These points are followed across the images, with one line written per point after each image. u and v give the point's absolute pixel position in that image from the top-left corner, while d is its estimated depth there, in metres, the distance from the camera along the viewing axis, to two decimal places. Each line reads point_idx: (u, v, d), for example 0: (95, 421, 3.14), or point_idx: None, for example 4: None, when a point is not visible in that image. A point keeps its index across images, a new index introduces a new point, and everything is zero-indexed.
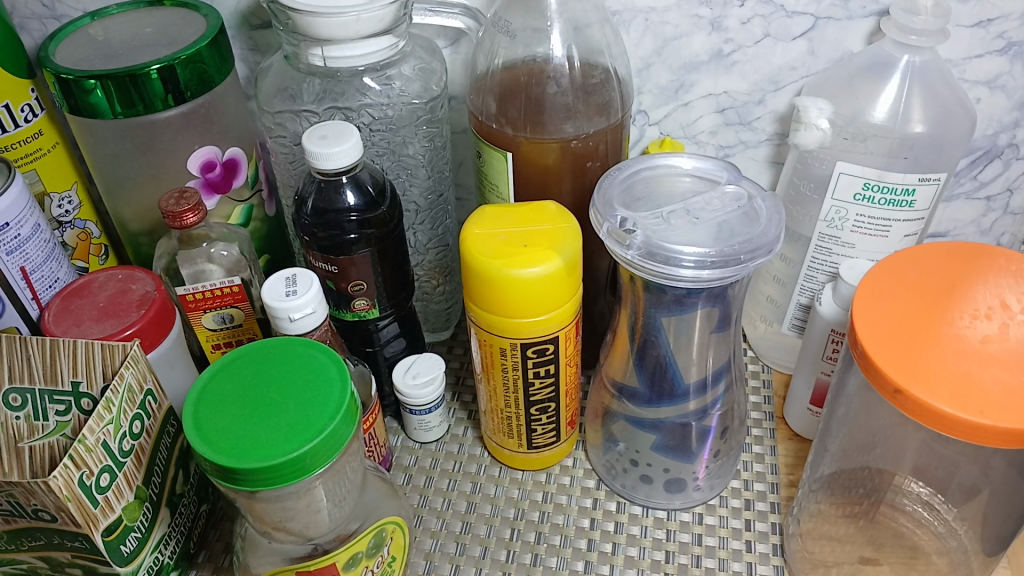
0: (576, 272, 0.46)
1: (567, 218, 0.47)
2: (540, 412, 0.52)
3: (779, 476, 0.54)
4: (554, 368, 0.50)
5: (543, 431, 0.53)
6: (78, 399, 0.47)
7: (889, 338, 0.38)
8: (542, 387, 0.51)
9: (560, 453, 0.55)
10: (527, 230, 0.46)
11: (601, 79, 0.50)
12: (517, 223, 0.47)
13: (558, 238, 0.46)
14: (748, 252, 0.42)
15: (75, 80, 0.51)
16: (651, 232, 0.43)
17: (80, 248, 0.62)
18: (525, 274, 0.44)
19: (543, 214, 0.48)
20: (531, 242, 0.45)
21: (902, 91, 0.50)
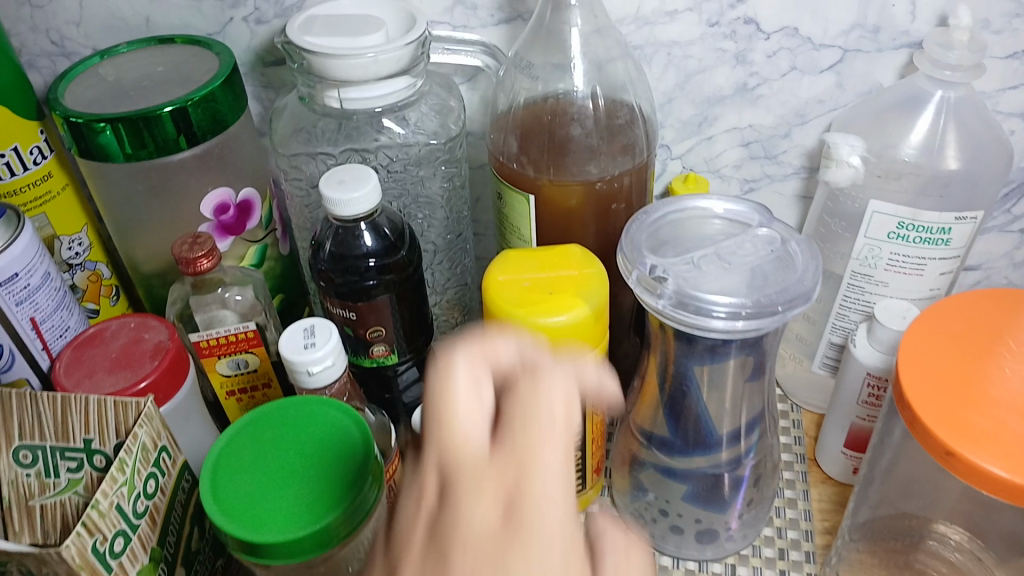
0: (604, 318, 0.45)
1: (592, 262, 0.46)
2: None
3: (812, 522, 0.53)
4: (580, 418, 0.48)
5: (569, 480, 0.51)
6: (90, 457, 0.46)
7: (937, 395, 0.37)
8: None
9: (586, 500, 0.54)
10: (552, 277, 0.45)
11: (626, 119, 0.48)
12: (542, 269, 0.45)
13: (584, 284, 0.44)
14: (785, 302, 0.40)
15: (85, 123, 0.50)
16: (683, 281, 0.42)
17: (90, 290, 0.61)
18: (553, 322, 0.42)
19: (568, 258, 0.46)
20: (557, 288, 0.44)
21: (935, 125, 0.48)
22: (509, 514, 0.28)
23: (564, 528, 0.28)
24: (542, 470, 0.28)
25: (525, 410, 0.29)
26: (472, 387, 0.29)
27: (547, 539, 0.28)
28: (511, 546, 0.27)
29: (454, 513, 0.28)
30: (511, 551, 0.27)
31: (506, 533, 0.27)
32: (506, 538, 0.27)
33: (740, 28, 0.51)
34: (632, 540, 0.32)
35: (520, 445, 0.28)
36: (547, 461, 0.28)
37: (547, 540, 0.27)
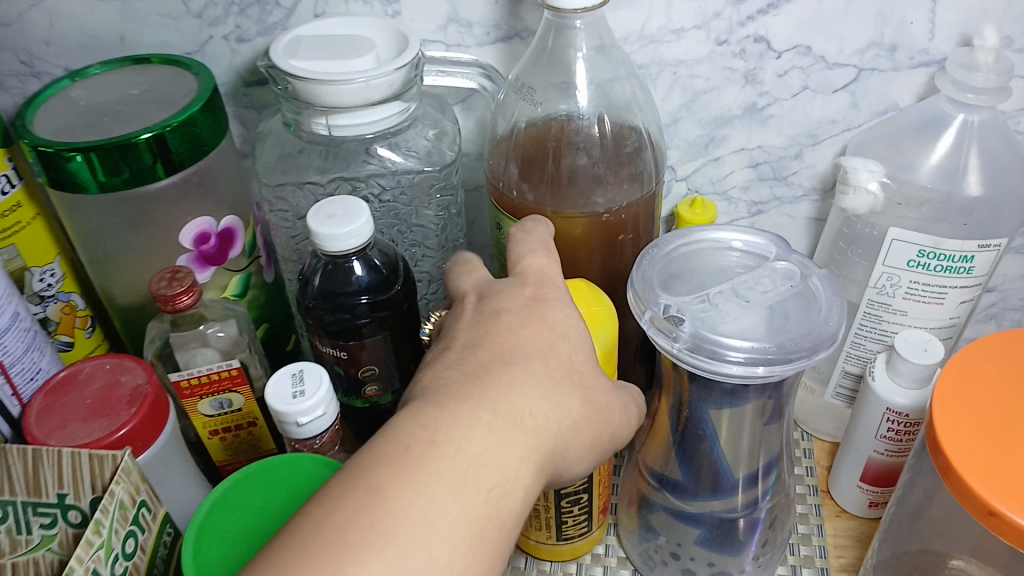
0: (613, 356, 0.42)
1: (599, 297, 0.42)
2: (571, 505, 0.47)
3: (828, 560, 0.50)
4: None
5: (575, 523, 0.48)
6: (64, 511, 0.43)
7: (972, 446, 0.35)
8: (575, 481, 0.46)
9: (592, 541, 0.51)
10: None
11: (634, 147, 0.46)
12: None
13: (593, 325, 0.41)
14: (811, 346, 0.38)
15: (55, 152, 0.47)
16: (699, 323, 0.39)
17: (65, 322, 0.57)
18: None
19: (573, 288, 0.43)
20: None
21: (956, 148, 0.46)
22: (514, 331, 0.36)
23: (563, 363, 0.36)
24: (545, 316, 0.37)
25: (528, 279, 0.39)
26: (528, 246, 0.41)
27: (544, 363, 0.35)
28: (513, 355, 0.35)
29: (484, 327, 0.36)
30: (511, 359, 0.35)
31: (512, 341, 0.35)
32: (511, 341, 0.35)
33: (750, 46, 0.48)
34: (618, 392, 0.39)
35: (535, 303, 0.38)
36: (548, 313, 0.37)
37: (546, 364, 0.35)
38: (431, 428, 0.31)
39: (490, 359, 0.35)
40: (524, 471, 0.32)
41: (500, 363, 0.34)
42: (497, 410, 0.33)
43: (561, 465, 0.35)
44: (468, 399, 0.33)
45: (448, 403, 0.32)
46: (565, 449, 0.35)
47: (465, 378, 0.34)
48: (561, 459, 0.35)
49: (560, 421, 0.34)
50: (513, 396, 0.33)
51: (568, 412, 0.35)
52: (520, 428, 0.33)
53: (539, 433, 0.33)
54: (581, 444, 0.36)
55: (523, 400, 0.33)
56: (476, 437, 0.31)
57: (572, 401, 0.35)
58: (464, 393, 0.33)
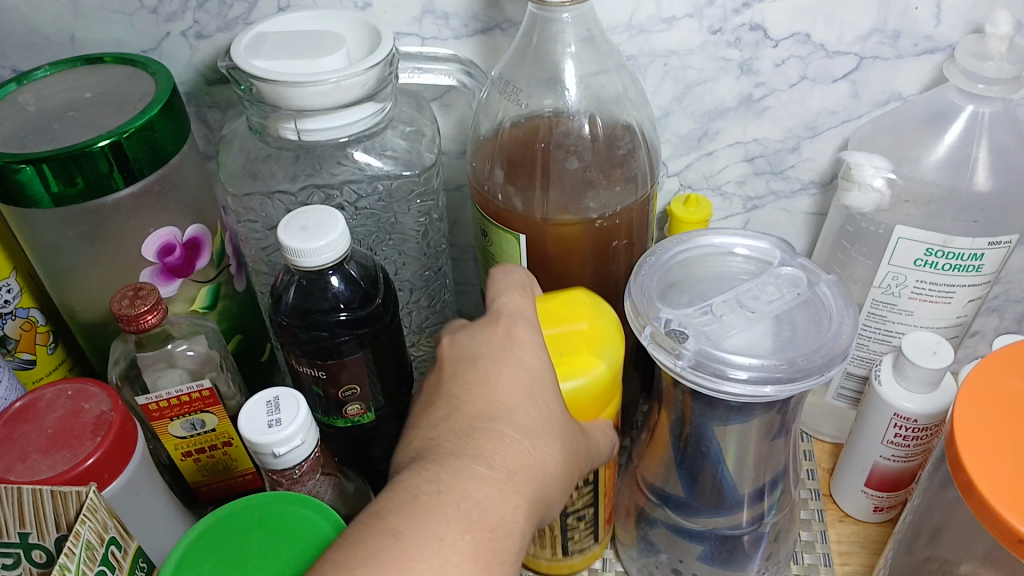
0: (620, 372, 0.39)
1: (602, 308, 0.40)
2: (576, 520, 0.45)
3: (833, 567, 0.48)
4: (594, 476, 0.43)
5: (578, 538, 0.46)
6: (27, 551, 0.40)
7: (999, 469, 0.33)
8: (581, 496, 0.43)
9: (592, 556, 0.48)
10: (561, 331, 0.39)
11: (628, 147, 0.43)
12: (547, 321, 0.39)
13: (599, 338, 0.38)
14: (824, 360, 0.36)
15: (2, 165, 0.43)
16: (704, 339, 0.37)
17: (25, 339, 0.53)
18: (571, 389, 0.37)
19: (576, 302, 0.40)
20: (569, 347, 0.38)
21: (965, 141, 0.43)
22: (500, 376, 0.35)
23: (551, 401, 0.35)
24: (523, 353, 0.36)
25: (505, 320, 0.37)
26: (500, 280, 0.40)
27: (533, 404, 0.34)
28: (501, 401, 0.34)
29: (465, 379, 0.35)
30: (501, 406, 0.34)
31: (497, 387, 0.35)
32: (497, 387, 0.35)
33: (745, 35, 0.45)
34: (601, 424, 0.39)
35: (509, 343, 0.36)
36: (530, 349, 0.36)
37: (533, 405, 0.34)
38: (437, 480, 0.31)
39: (481, 410, 0.34)
40: (527, 515, 0.32)
41: (491, 411, 0.34)
42: (494, 459, 0.32)
43: (551, 507, 0.35)
44: (466, 451, 0.32)
45: (445, 461, 0.32)
46: (556, 492, 0.35)
47: (457, 432, 0.33)
48: (551, 503, 0.34)
49: (552, 461, 0.34)
50: (507, 444, 0.33)
51: (558, 453, 0.34)
52: (519, 473, 0.32)
53: (536, 474, 0.33)
54: (568, 484, 0.36)
55: (517, 446, 0.33)
56: (485, 488, 0.31)
57: (560, 440, 0.35)
58: (460, 446, 0.32)
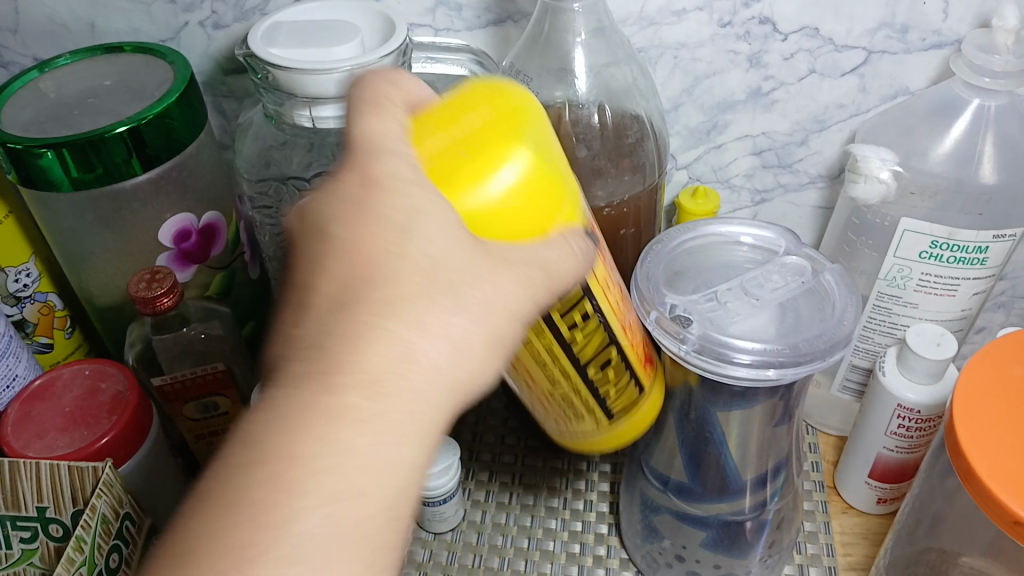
0: (553, 167, 0.31)
1: (500, 90, 0.31)
2: (604, 374, 0.37)
3: (836, 558, 0.49)
4: (593, 304, 0.35)
5: (618, 393, 0.38)
6: (44, 526, 0.41)
7: (998, 453, 0.33)
8: (590, 335, 0.36)
9: (654, 404, 0.41)
10: (454, 127, 0.30)
11: (636, 136, 0.44)
12: (435, 123, 0.30)
13: (508, 123, 0.30)
14: (827, 346, 0.37)
15: (24, 149, 0.44)
16: (708, 323, 0.38)
17: (43, 323, 0.54)
18: (501, 190, 0.29)
19: (465, 91, 0.31)
20: (469, 143, 0.29)
21: (973, 134, 0.44)
22: (357, 234, 0.27)
23: (436, 252, 0.27)
24: (383, 198, 0.27)
25: (364, 157, 0.28)
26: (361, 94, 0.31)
27: (406, 266, 0.26)
28: (360, 272, 0.26)
29: (313, 252, 0.27)
30: (360, 277, 0.26)
31: (354, 251, 0.26)
32: (351, 258, 0.26)
33: (755, 28, 0.46)
34: (547, 246, 0.30)
35: (370, 181, 0.27)
36: (398, 183, 0.27)
37: (405, 269, 0.26)
38: (262, 447, 0.25)
39: (332, 299, 0.26)
40: (411, 429, 0.26)
41: (343, 297, 0.26)
42: (349, 374, 0.25)
43: (476, 376, 0.28)
44: (311, 374, 0.25)
45: (281, 398, 0.25)
46: (473, 363, 0.28)
47: (306, 336, 0.26)
48: (472, 374, 0.28)
49: (446, 338, 0.27)
50: (366, 339, 0.25)
51: (456, 320, 0.27)
52: (386, 386, 0.26)
53: (420, 380, 0.26)
54: (498, 347, 0.29)
55: (383, 339, 0.26)
56: (332, 434, 0.25)
57: (460, 305, 0.27)
58: (303, 365, 0.26)
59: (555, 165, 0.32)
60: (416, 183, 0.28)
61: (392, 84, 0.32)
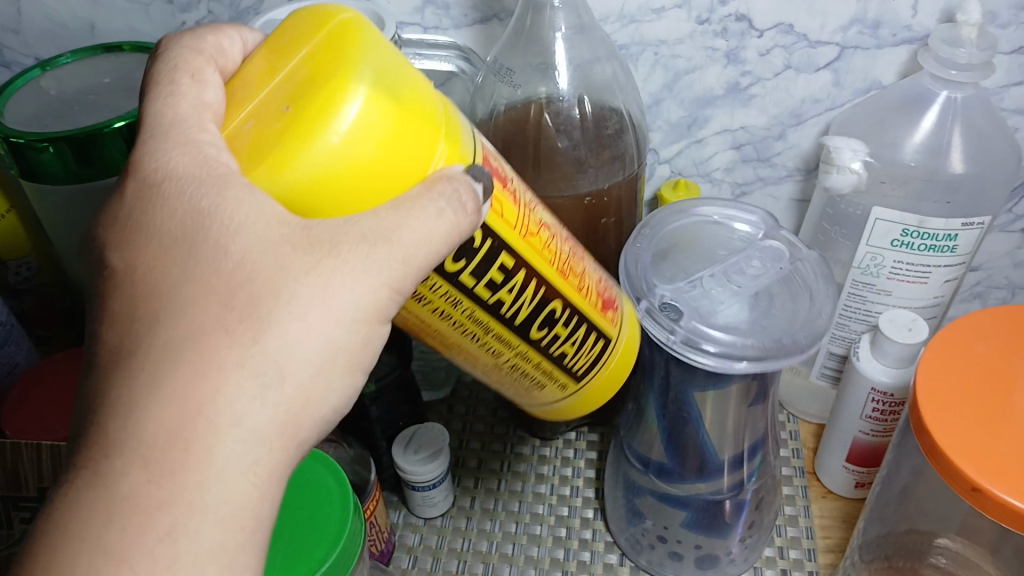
0: (411, 92, 0.27)
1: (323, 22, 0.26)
2: (553, 336, 0.36)
3: (815, 540, 0.50)
4: (513, 257, 0.32)
5: (578, 349, 0.38)
6: (45, 505, 0.42)
7: (957, 425, 0.35)
8: (519, 298, 0.34)
9: (622, 349, 0.40)
10: (276, 79, 0.26)
11: (615, 128, 0.45)
12: (260, 80, 0.27)
13: (336, 51, 0.25)
14: (810, 334, 0.38)
15: (26, 143, 0.46)
16: (696, 314, 0.39)
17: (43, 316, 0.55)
18: (348, 126, 0.24)
19: (299, 28, 0.27)
20: (291, 94, 0.25)
21: (941, 125, 0.46)
22: (139, 259, 0.27)
23: (234, 259, 0.26)
24: (167, 212, 0.27)
25: (153, 163, 0.28)
26: (166, 84, 0.30)
27: (199, 289, 0.26)
28: (140, 312, 0.26)
29: (102, 289, 0.27)
30: (144, 317, 0.26)
31: (139, 282, 0.26)
32: (133, 296, 0.26)
33: (731, 26, 0.47)
34: (398, 211, 0.26)
35: (160, 191, 0.28)
36: (190, 185, 0.26)
37: (200, 293, 0.26)
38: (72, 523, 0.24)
39: (114, 347, 0.26)
40: (222, 491, 0.25)
41: (126, 344, 0.26)
42: (129, 458, 0.24)
43: (306, 411, 0.27)
44: (92, 450, 0.25)
45: (73, 499, 0.24)
46: (295, 393, 0.26)
47: (94, 403, 0.26)
48: (298, 406, 0.26)
49: (248, 374, 0.25)
50: (152, 399, 0.25)
51: (261, 349, 0.25)
52: (171, 466, 0.24)
53: (222, 440, 0.25)
54: (338, 363, 0.27)
55: (168, 398, 0.24)
56: (129, 560, 0.23)
57: (263, 330, 0.26)
58: (90, 435, 0.25)
59: (413, 96, 0.27)
60: (212, 179, 0.26)
61: (222, 52, 0.32)
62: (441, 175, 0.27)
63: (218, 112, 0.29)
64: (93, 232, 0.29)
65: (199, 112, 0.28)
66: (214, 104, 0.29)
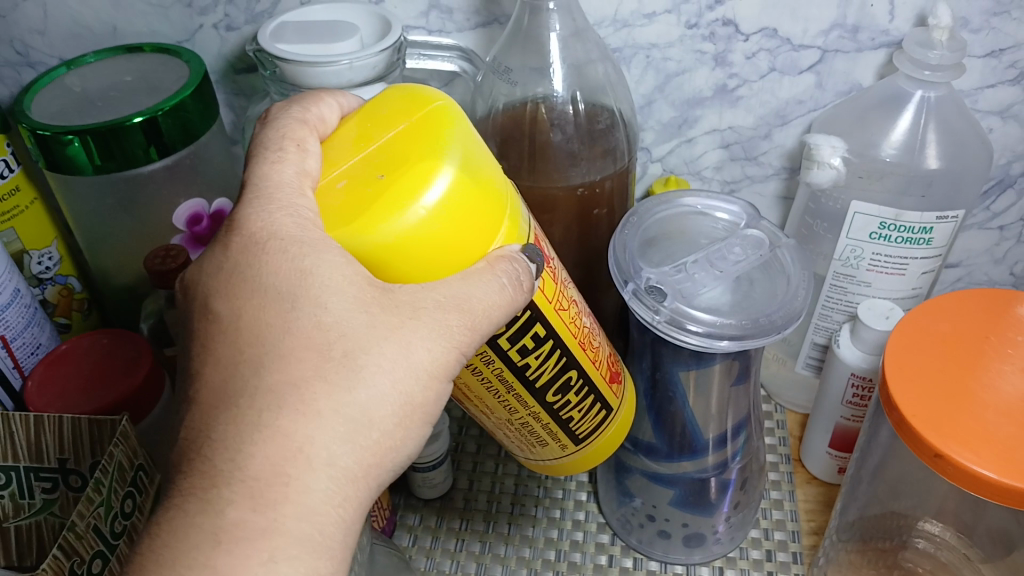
0: (484, 179, 0.32)
1: (415, 112, 0.33)
2: (564, 402, 0.40)
3: (800, 523, 0.52)
4: (546, 326, 0.37)
5: (583, 414, 0.42)
6: (65, 476, 0.44)
7: (922, 397, 0.37)
8: (544, 363, 0.38)
9: (620, 423, 0.45)
10: (370, 151, 0.32)
11: (607, 124, 0.48)
12: (357, 149, 0.32)
13: (426, 138, 0.31)
14: (784, 319, 0.41)
15: (52, 135, 0.48)
16: (679, 296, 0.42)
17: (63, 304, 0.58)
18: (430, 202, 0.30)
19: (394, 108, 0.33)
20: (383, 165, 0.31)
21: (916, 124, 0.48)
22: (242, 310, 0.31)
23: (330, 317, 0.30)
24: (273, 267, 0.31)
25: (257, 224, 0.32)
26: (278, 138, 0.35)
27: (299, 343, 0.30)
28: (241, 358, 0.30)
29: (204, 333, 0.32)
30: (247, 362, 0.30)
31: (241, 331, 0.31)
32: (236, 343, 0.30)
33: (719, 30, 0.49)
34: (467, 282, 0.32)
35: (264, 248, 0.31)
36: (290, 245, 0.31)
37: (298, 346, 0.30)
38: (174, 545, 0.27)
39: (217, 387, 0.30)
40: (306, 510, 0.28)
41: (229, 387, 0.30)
42: (235, 487, 0.28)
43: (385, 457, 0.31)
44: (199, 477, 0.28)
45: (184, 518, 0.28)
46: (378, 440, 0.30)
47: (197, 434, 0.30)
48: (382, 452, 0.30)
49: (340, 420, 0.29)
50: (256, 436, 0.28)
51: (352, 398, 0.29)
52: (273, 496, 0.28)
53: (318, 477, 0.28)
54: (414, 415, 0.31)
55: (270, 437, 0.28)
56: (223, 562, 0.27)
57: (356, 382, 0.30)
58: (195, 463, 0.29)
59: (486, 181, 0.32)
60: (309, 243, 0.30)
61: (323, 120, 0.37)
62: (502, 256, 0.33)
63: (315, 178, 0.33)
64: (197, 261, 0.34)
65: (300, 180, 0.33)
66: (313, 170, 0.34)
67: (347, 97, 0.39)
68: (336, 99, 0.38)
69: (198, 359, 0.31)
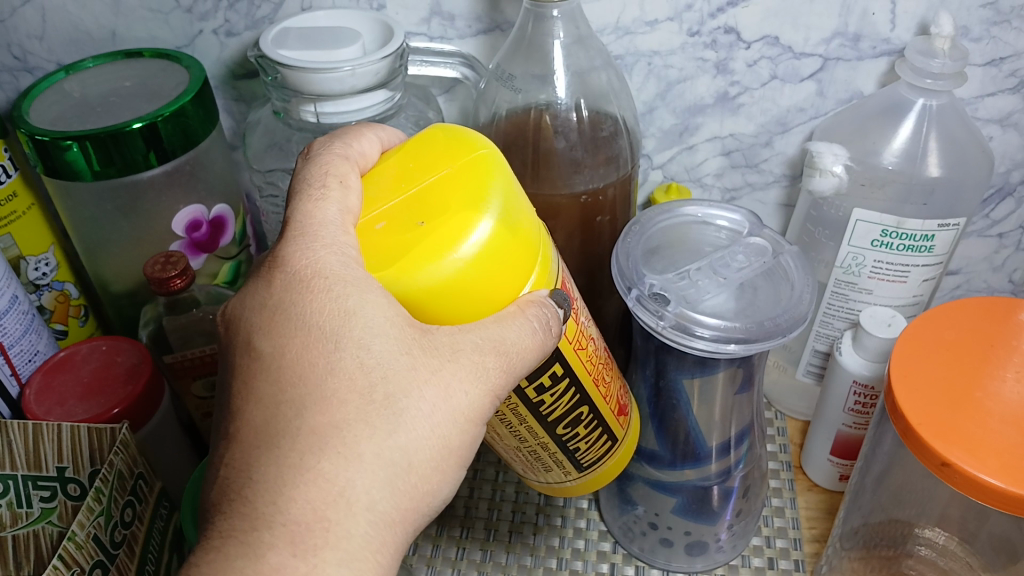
0: (521, 226, 0.33)
1: (455, 158, 0.33)
2: (575, 433, 0.40)
3: (801, 530, 0.52)
4: (563, 365, 0.37)
5: (590, 444, 0.42)
6: (64, 485, 0.43)
7: (928, 405, 0.37)
8: (558, 400, 0.38)
9: (628, 448, 0.45)
10: (411, 195, 0.32)
11: (610, 131, 0.48)
12: (398, 190, 0.33)
13: (464, 185, 0.32)
14: (788, 324, 0.41)
15: (51, 141, 0.47)
16: (683, 299, 0.42)
17: (59, 310, 0.57)
18: (468, 253, 0.30)
19: (436, 151, 0.34)
20: (423, 212, 0.31)
21: (918, 132, 0.49)
22: (287, 348, 0.31)
23: (373, 359, 0.30)
24: (317, 306, 0.31)
25: (301, 260, 0.32)
26: (321, 173, 0.35)
27: (342, 385, 0.29)
28: (284, 397, 0.30)
29: (245, 369, 0.31)
30: (291, 403, 0.30)
31: (284, 369, 0.30)
32: (279, 381, 0.30)
33: (720, 37, 0.49)
34: (502, 323, 0.32)
35: (309, 286, 0.31)
36: (335, 284, 0.30)
37: (342, 388, 0.29)
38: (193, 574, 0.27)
39: (259, 425, 0.30)
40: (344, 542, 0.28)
41: (271, 427, 0.29)
42: (276, 532, 0.27)
43: (421, 501, 0.30)
44: (229, 520, 0.28)
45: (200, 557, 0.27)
46: (415, 483, 0.30)
47: (238, 475, 0.29)
48: (418, 495, 0.30)
49: (382, 465, 0.29)
50: (299, 480, 0.28)
51: (394, 441, 0.29)
52: (313, 541, 0.27)
53: (341, 516, 0.28)
54: (450, 458, 0.31)
55: (312, 480, 0.28)
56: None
57: (398, 425, 0.30)
58: (234, 504, 0.28)
59: (523, 232, 0.33)
60: (354, 282, 0.30)
61: (364, 156, 0.37)
62: (532, 299, 0.33)
63: (356, 217, 0.33)
64: (239, 297, 0.34)
65: (343, 218, 0.33)
66: (355, 207, 0.34)
67: (387, 132, 0.39)
68: (375, 134, 0.38)
69: (237, 396, 0.31)
